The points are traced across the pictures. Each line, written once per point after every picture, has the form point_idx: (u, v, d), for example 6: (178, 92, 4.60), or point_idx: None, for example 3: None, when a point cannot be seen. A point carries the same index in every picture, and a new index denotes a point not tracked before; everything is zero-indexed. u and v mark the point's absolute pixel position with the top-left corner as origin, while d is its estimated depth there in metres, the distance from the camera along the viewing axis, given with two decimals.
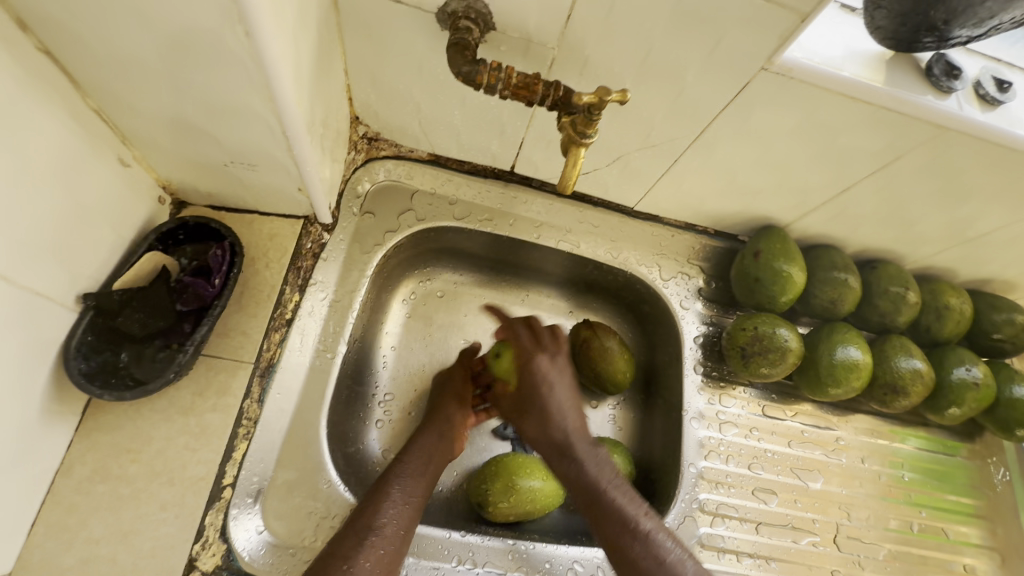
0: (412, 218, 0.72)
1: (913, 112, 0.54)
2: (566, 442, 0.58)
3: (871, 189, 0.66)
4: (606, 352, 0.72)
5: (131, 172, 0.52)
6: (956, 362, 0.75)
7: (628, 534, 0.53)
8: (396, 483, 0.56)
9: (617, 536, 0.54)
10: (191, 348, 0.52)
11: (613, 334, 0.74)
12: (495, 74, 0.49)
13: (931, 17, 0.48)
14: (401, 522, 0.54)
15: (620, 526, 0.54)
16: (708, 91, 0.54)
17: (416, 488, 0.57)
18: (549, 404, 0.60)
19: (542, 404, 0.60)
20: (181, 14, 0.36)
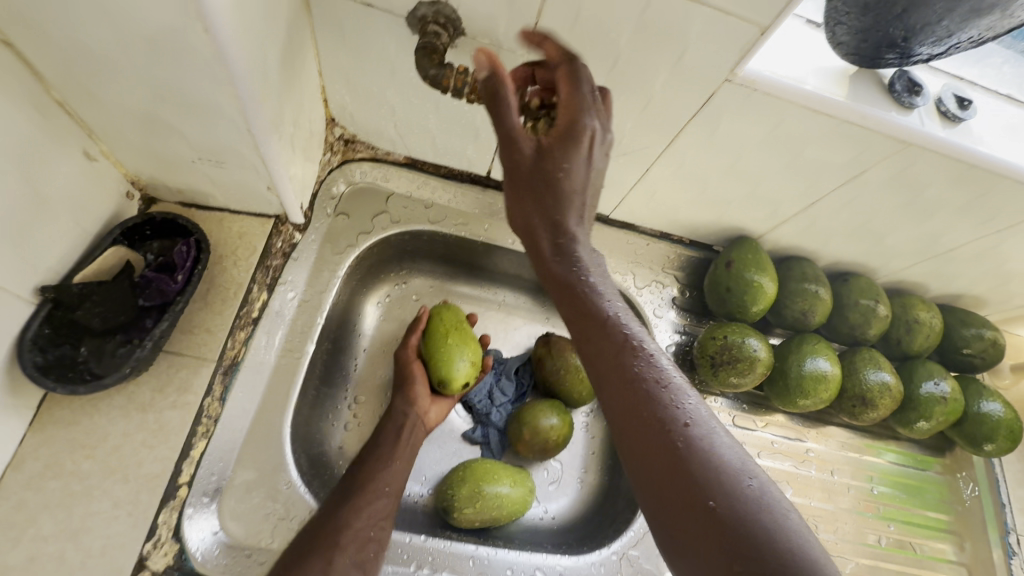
0: (386, 220, 0.72)
1: (876, 127, 0.55)
2: (603, 323, 0.43)
3: (839, 202, 0.66)
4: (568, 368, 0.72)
5: (98, 166, 0.52)
6: (925, 376, 0.75)
7: (649, 381, 0.40)
8: (383, 466, 0.60)
9: (633, 407, 0.39)
10: (149, 343, 0.51)
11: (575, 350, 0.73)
12: (463, 78, 0.50)
13: (891, 34, 0.49)
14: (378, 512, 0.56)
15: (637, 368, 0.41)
16: (676, 101, 0.55)
17: (400, 470, 0.61)
18: (565, 197, 0.47)
19: (575, 291, 0.46)
20: (140, 10, 0.37)
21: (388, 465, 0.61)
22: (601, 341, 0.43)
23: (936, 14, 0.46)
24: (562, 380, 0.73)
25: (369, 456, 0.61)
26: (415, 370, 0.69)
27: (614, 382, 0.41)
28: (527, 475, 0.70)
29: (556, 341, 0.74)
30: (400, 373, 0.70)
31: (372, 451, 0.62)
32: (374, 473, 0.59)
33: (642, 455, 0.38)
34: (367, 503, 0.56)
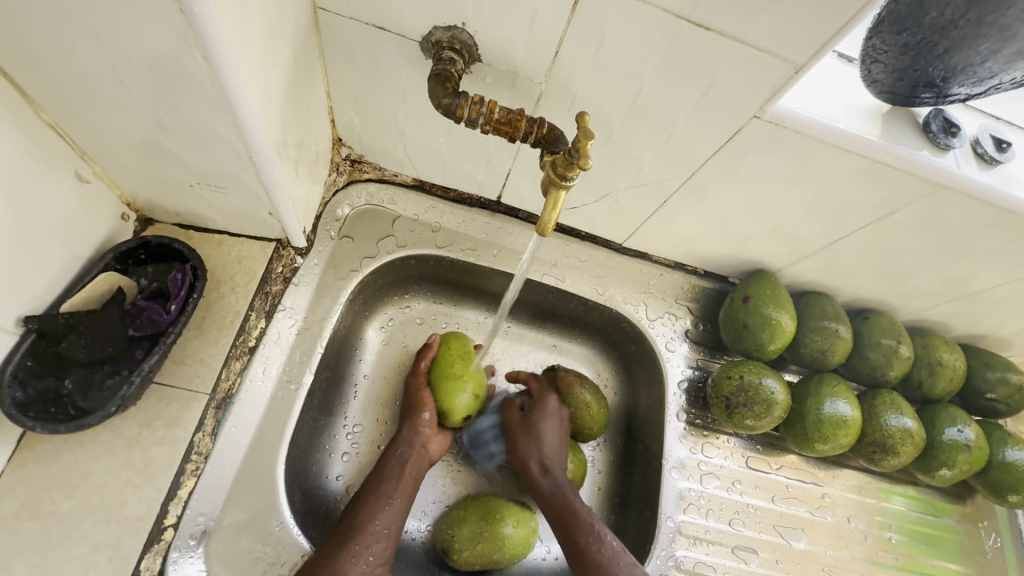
0: (391, 244, 0.69)
1: (910, 168, 0.52)
2: (545, 495, 0.64)
3: (865, 240, 0.64)
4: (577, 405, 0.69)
5: (91, 189, 0.50)
6: (948, 422, 0.72)
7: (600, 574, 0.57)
8: (384, 504, 0.58)
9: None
10: (137, 379, 0.49)
11: (583, 386, 0.70)
12: (477, 108, 0.47)
13: (929, 74, 0.47)
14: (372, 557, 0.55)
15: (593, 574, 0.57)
16: (699, 135, 0.52)
17: (400, 508, 0.59)
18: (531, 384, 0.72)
19: (548, 480, 0.64)
20: (133, 33, 0.35)
21: (388, 504, 0.59)
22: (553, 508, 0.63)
23: (979, 55, 0.43)
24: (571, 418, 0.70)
25: (367, 495, 0.59)
26: (425, 398, 0.66)
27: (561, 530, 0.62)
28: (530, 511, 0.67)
29: (563, 376, 0.71)
30: (410, 400, 0.67)
31: (373, 487, 0.60)
32: (373, 515, 0.57)
33: None
34: (364, 549, 0.54)
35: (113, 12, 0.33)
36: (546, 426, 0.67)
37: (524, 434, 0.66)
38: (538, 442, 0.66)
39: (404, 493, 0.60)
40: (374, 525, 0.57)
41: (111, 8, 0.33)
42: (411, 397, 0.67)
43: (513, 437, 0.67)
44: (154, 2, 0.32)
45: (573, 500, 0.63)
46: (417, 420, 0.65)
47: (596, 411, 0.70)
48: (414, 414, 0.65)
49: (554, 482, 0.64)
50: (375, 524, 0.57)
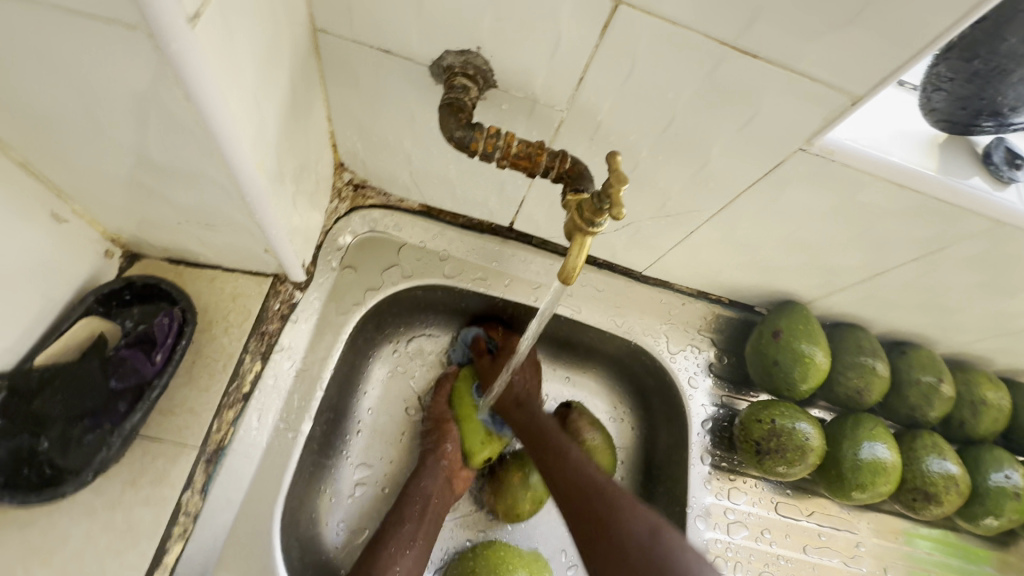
0: (397, 275, 0.65)
1: (968, 205, 0.47)
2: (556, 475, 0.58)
3: (910, 275, 0.59)
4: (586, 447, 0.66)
5: (69, 228, 0.46)
6: (993, 466, 0.67)
7: (578, 464, 0.57)
8: (404, 550, 0.58)
9: (567, 474, 0.57)
10: (118, 441, 0.45)
11: (595, 428, 0.68)
12: (493, 141, 0.42)
13: (998, 103, 0.42)
14: None
15: (571, 467, 0.57)
16: (736, 167, 0.48)
17: (420, 554, 0.59)
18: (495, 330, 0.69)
19: (551, 455, 0.59)
20: (106, 72, 0.31)
21: (407, 549, 0.58)
22: (573, 483, 0.56)
23: None
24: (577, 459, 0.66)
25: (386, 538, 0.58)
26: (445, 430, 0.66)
27: (578, 519, 0.54)
28: (545, 563, 0.62)
29: (575, 416, 0.68)
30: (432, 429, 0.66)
31: (393, 529, 0.59)
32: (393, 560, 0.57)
33: (568, 502, 0.55)
34: None
35: (82, 48, 0.29)
36: (529, 399, 0.64)
37: (524, 408, 0.63)
38: (538, 418, 0.62)
39: (426, 531, 0.60)
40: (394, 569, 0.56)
41: (79, 44, 0.29)
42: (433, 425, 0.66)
43: (513, 414, 0.64)
44: (126, 38, 0.28)
45: (596, 475, 0.56)
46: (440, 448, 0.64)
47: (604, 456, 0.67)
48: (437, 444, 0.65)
49: (567, 458, 0.58)
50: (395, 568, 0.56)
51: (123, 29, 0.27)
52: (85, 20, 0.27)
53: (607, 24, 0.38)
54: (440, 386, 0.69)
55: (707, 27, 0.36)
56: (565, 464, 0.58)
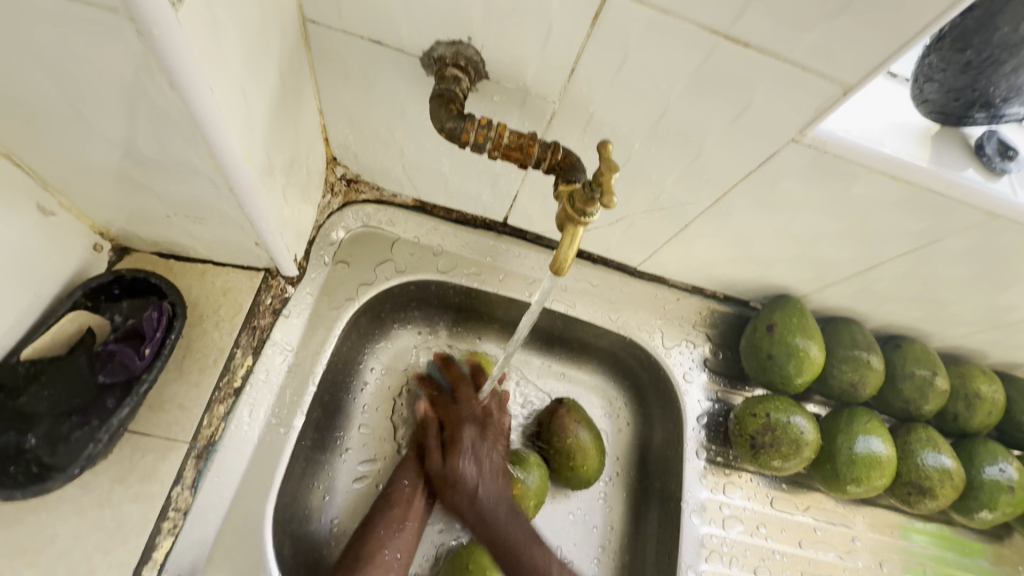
0: (390, 270, 0.64)
1: (961, 197, 0.47)
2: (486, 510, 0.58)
3: (904, 268, 0.58)
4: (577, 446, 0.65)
5: (56, 222, 0.45)
6: (988, 459, 0.67)
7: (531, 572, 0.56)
8: (392, 534, 0.58)
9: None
10: (107, 436, 0.45)
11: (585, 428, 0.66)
12: (485, 132, 0.42)
13: (990, 93, 0.42)
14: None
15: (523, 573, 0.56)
16: (729, 159, 0.48)
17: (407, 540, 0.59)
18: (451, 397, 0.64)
19: (490, 527, 0.58)
20: (89, 58, 0.30)
21: (400, 530, 0.59)
22: (503, 551, 0.58)
23: None
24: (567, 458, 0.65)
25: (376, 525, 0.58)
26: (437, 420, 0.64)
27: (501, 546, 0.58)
28: None
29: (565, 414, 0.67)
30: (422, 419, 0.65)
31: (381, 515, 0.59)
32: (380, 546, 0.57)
33: None
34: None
35: (65, 34, 0.29)
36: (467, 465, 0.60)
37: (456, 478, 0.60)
38: (495, 529, 0.58)
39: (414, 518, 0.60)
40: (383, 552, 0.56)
41: (62, 29, 0.29)
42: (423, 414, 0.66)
43: (454, 499, 0.60)
44: (108, 23, 0.28)
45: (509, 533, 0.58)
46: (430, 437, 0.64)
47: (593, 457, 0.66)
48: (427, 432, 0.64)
49: (510, 537, 0.58)
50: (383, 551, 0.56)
51: (104, 13, 0.27)
52: (66, 3, 0.27)
53: (599, 13, 0.37)
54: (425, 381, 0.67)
55: (699, 16, 0.36)
56: (507, 536, 0.58)
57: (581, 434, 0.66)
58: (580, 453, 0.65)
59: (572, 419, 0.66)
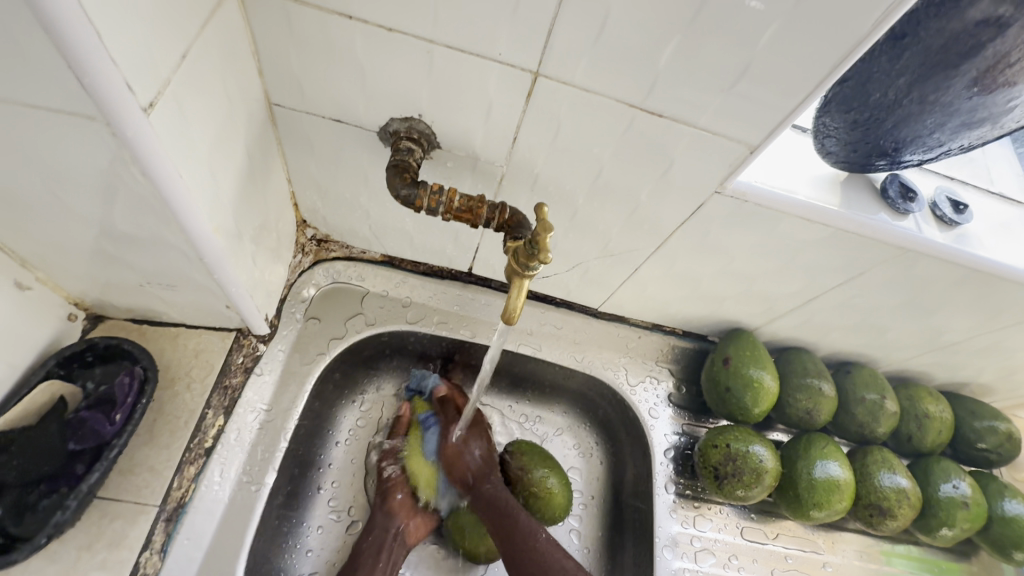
0: (360, 323, 0.67)
1: (872, 234, 0.52)
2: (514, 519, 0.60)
3: (839, 298, 0.63)
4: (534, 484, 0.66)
5: (33, 295, 0.48)
6: (942, 477, 0.70)
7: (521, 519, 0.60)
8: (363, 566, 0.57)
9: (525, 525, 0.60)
10: (75, 503, 0.45)
11: (533, 467, 0.67)
12: (436, 197, 0.46)
13: (882, 146, 0.47)
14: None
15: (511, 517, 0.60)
16: (663, 210, 0.52)
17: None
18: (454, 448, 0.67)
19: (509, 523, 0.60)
20: (65, 153, 0.34)
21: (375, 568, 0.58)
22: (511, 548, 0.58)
23: (926, 127, 0.45)
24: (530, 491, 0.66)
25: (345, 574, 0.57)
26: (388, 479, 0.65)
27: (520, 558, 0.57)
28: None
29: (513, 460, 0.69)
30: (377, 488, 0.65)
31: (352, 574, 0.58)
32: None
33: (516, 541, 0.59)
34: None
35: (47, 134, 0.32)
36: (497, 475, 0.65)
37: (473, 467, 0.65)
38: (500, 496, 0.62)
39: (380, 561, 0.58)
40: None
41: (44, 130, 0.32)
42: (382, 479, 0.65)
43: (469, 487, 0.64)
44: (85, 126, 0.31)
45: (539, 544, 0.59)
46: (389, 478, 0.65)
47: (557, 494, 0.67)
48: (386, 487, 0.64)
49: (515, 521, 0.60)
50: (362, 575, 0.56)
51: (84, 119, 0.31)
52: (51, 112, 0.30)
53: (531, 91, 0.43)
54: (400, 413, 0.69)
55: (616, 93, 0.41)
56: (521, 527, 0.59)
57: (533, 470, 0.67)
58: (551, 491, 0.66)
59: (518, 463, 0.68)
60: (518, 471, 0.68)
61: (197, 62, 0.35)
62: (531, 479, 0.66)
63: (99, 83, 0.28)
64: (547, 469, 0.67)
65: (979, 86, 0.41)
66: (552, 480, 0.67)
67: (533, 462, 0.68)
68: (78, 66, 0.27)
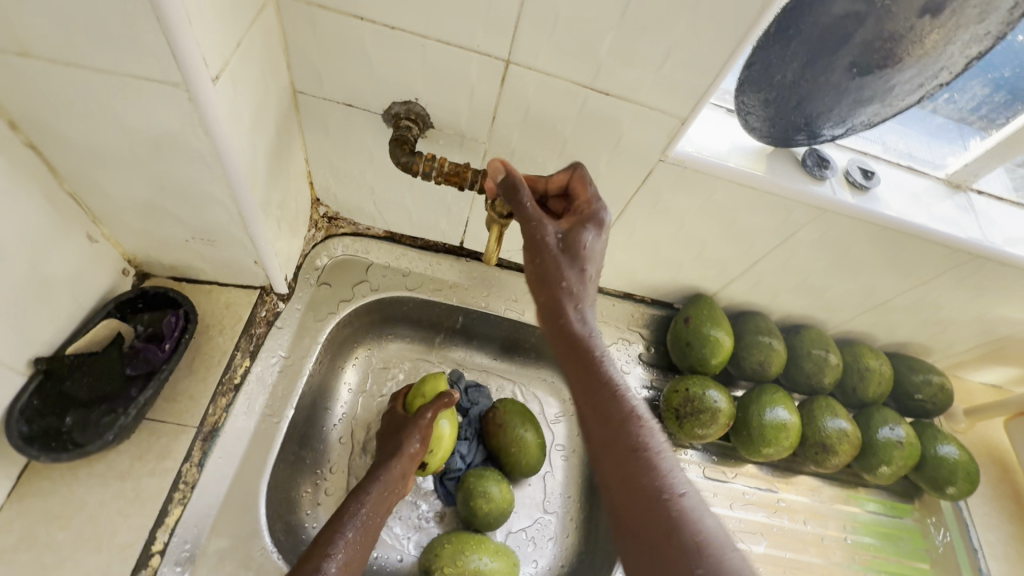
0: (366, 288, 0.77)
1: (794, 196, 0.63)
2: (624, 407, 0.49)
3: (780, 259, 0.73)
4: (517, 440, 0.73)
5: (99, 248, 0.58)
6: (881, 422, 0.79)
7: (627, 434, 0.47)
8: (357, 515, 0.59)
9: (608, 471, 0.47)
10: (133, 411, 0.55)
11: (520, 422, 0.73)
12: (430, 164, 0.57)
13: (794, 121, 0.58)
14: (359, 537, 0.57)
15: (620, 431, 0.47)
16: (619, 178, 0.63)
17: (371, 528, 0.59)
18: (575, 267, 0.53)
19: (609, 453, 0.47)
20: (147, 117, 0.44)
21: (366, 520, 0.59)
22: (619, 464, 0.46)
23: (828, 104, 0.56)
24: (509, 444, 0.73)
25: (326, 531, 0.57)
26: (408, 429, 0.67)
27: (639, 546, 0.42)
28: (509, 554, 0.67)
29: (500, 415, 0.74)
30: (394, 431, 0.68)
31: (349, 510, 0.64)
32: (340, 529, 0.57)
33: (617, 489, 0.45)
34: None
35: (136, 99, 0.43)
36: (590, 304, 0.54)
37: (555, 284, 0.53)
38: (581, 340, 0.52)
39: (382, 511, 0.61)
40: (351, 527, 0.57)
41: (134, 98, 0.42)
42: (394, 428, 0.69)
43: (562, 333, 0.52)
44: (168, 93, 0.42)
45: (642, 426, 0.48)
46: (405, 444, 0.65)
47: (533, 446, 0.73)
48: (402, 440, 0.66)
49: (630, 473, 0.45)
50: (353, 525, 0.57)
51: (170, 87, 0.41)
52: (143, 82, 0.41)
53: (504, 77, 0.54)
54: (396, 396, 0.75)
55: (571, 76, 0.52)
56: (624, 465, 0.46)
57: (511, 427, 0.73)
58: (527, 442, 0.73)
59: (504, 417, 0.74)
60: (497, 427, 0.74)
61: (246, 52, 0.46)
62: (512, 432, 0.73)
63: (187, 57, 0.39)
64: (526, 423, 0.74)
65: (857, 68, 0.52)
66: (529, 434, 0.73)
67: (518, 419, 0.74)
68: (174, 44, 0.38)
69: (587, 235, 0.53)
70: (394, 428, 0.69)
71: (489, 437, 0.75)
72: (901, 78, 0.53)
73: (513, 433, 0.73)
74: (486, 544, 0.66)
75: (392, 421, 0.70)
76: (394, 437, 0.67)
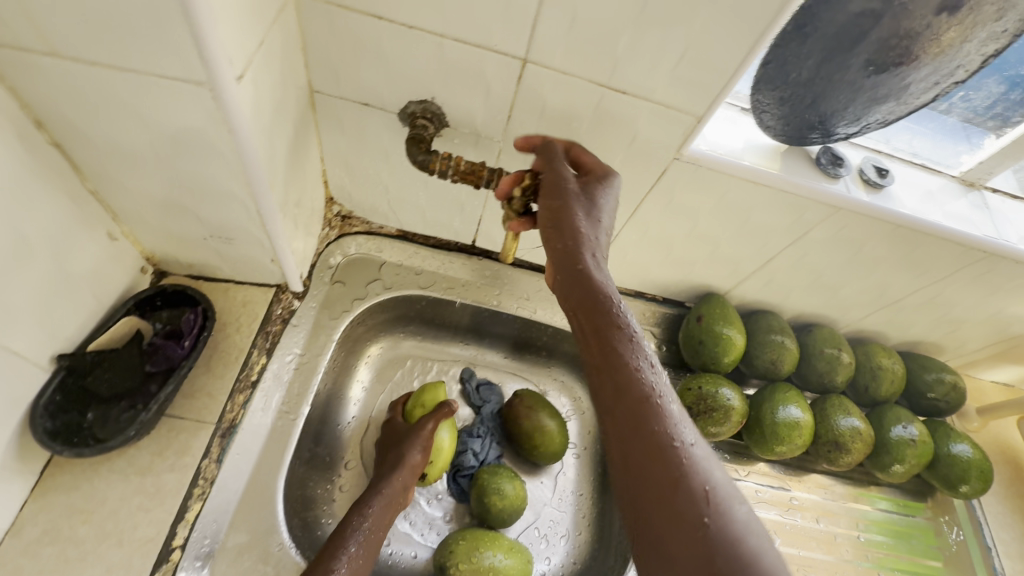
0: (379, 286, 0.77)
1: (808, 194, 0.63)
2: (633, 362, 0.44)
3: (794, 257, 0.73)
4: (538, 427, 0.74)
5: (119, 246, 0.59)
6: (893, 420, 0.78)
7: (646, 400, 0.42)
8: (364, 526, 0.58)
9: (618, 433, 0.42)
10: (153, 407, 0.55)
11: (542, 411, 0.75)
12: (446, 162, 0.57)
13: (808, 119, 0.58)
14: (364, 550, 0.57)
15: (634, 390, 0.43)
16: (633, 176, 0.63)
17: (374, 541, 0.58)
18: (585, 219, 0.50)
19: (622, 410, 0.42)
20: (171, 116, 0.45)
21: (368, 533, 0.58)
22: (631, 411, 0.42)
23: (843, 102, 0.56)
24: (530, 432, 0.74)
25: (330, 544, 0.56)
26: (409, 441, 0.67)
27: (656, 522, 0.38)
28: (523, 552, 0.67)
29: (523, 403, 0.76)
30: (393, 442, 0.68)
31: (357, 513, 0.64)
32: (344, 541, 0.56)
33: (626, 453, 0.41)
34: None
35: (161, 99, 0.43)
36: (603, 255, 0.50)
37: (569, 229, 0.49)
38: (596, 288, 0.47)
39: (384, 522, 0.61)
40: (354, 540, 0.57)
41: (158, 97, 0.43)
42: (394, 439, 0.69)
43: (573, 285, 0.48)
44: (192, 92, 0.42)
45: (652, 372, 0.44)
46: (406, 456, 0.65)
47: (555, 434, 0.74)
48: (402, 453, 0.66)
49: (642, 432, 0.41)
50: (356, 538, 0.57)
51: (194, 86, 0.42)
52: (168, 81, 0.42)
53: (521, 75, 0.54)
54: (395, 405, 0.74)
55: (587, 74, 0.53)
56: (637, 426, 0.42)
57: (536, 412, 0.75)
58: (549, 430, 0.74)
59: (526, 406, 0.75)
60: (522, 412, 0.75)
61: (268, 51, 0.47)
62: (533, 420, 0.74)
63: (211, 56, 0.39)
64: (547, 413, 0.75)
65: (873, 66, 0.52)
66: (550, 423, 0.74)
67: (540, 409, 0.75)
68: (199, 43, 0.38)
69: (606, 191, 0.53)
70: (393, 440, 0.69)
71: (511, 425, 0.76)
72: (917, 76, 0.53)
73: (535, 420, 0.74)
74: (501, 540, 0.66)
75: (392, 432, 0.70)
76: (393, 449, 0.67)
